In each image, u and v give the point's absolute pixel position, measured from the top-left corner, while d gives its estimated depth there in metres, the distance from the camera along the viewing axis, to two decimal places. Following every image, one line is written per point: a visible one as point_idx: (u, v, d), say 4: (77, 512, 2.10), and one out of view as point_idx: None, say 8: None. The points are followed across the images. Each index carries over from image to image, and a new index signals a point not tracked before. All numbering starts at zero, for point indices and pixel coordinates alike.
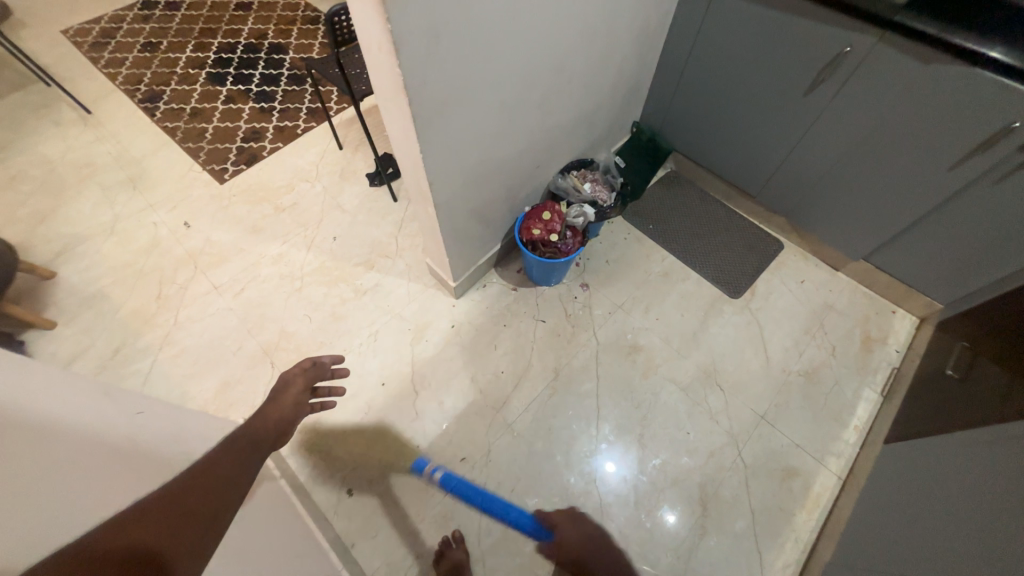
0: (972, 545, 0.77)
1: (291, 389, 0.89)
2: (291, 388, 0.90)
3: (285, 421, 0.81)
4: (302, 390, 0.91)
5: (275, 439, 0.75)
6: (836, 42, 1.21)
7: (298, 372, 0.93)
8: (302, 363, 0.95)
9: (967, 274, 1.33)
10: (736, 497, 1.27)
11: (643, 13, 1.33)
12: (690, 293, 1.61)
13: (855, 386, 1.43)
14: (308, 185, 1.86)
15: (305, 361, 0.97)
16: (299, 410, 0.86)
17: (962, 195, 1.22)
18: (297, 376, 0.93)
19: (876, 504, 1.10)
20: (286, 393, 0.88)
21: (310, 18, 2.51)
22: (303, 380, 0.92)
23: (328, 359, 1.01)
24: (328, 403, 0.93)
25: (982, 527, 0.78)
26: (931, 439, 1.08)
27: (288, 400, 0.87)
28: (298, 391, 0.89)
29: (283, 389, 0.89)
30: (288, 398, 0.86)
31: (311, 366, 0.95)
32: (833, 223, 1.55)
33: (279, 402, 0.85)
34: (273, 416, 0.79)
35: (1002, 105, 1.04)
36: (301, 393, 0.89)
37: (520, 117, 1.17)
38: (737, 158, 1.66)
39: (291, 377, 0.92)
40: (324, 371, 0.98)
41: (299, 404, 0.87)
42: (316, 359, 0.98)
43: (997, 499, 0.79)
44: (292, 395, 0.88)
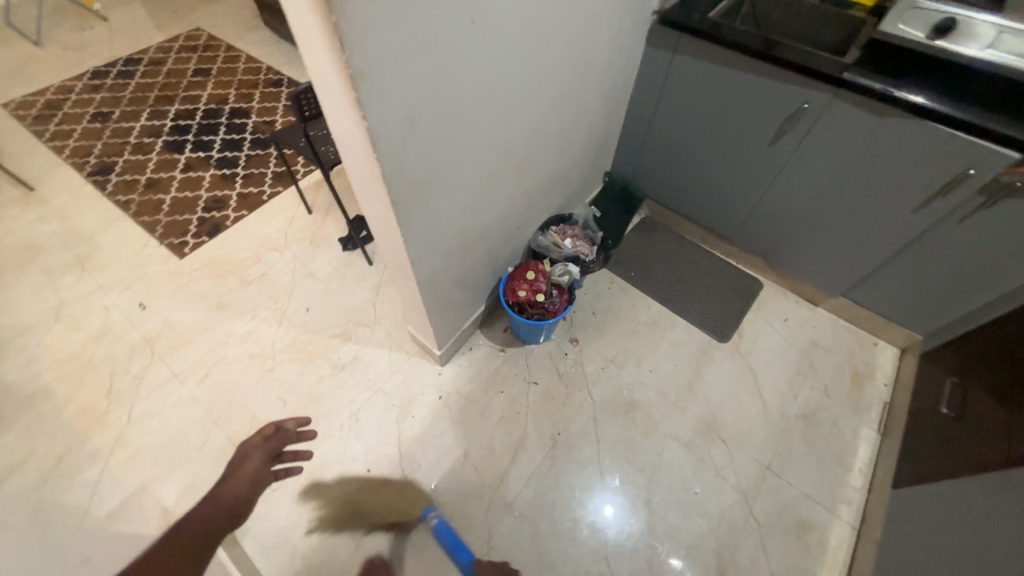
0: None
1: (251, 461, 0.93)
2: (250, 459, 0.93)
3: (239, 500, 0.84)
4: (262, 461, 0.94)
5: (230, 526, 0.78)
6: (794, 99, 1.28)
7: (257, 443, 0.96)
8: (264, 431, 0.98)
9: (942, 306, 1.38)
10: (755, 561, 1.20)
11: (609, 76, 1.37)
12: (679, 340, 1.59)
13: (852, 425, 1.42)
14: (276, 254, 1.77)
15: (268, 428, 1.00)
16: (256, 484, 0.89)
17: (929, 234, 1.27)
18: (256, 447, 0.96)
19: (897, 557, 1.06)
20: (243, 467, 0.91)
21: (272, 81, 2.49)
22: (263, 450, 0.95)
23: (294, 422, 1.02)
24: (295, 467, 0.95)
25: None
26: (939, 483, 1.06)
27: (246, 473, 0.90)
28: (258, 463, 0.93)
29: (242, 460, 0.93)
30: (245, 473, 0.90)
31: (273, 434, 0.98)
32: (808, 262, 1.59)
33: (237, 477, 0.89)
34: (227, 495, 0.83)
35: (958, 153, 1.10)
36: (260, 464, 0.93)
37: (499, 184, 1.16)
38: (709, 204, 1.70)
39: (249, 450, 0.95)
40: (288, 436, 1.00)
41: (257, 479, 0.90)
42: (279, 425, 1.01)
43: (1013, 553, 0.77)
44: (249, 468, 0.91)
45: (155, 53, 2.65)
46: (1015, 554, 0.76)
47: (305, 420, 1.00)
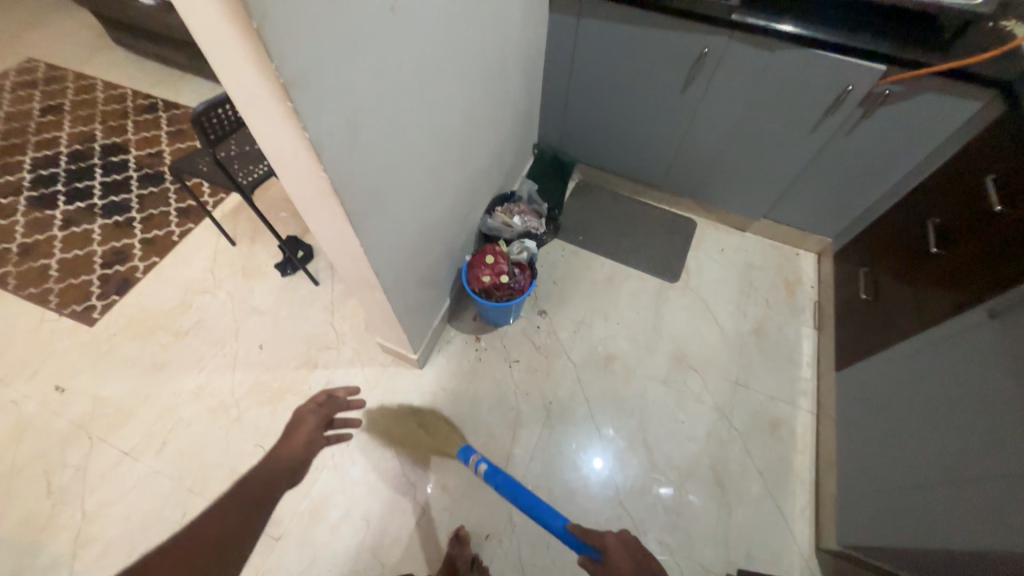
0: (959, 446, 0.91)
1: (307, 422, 1.02)
2: (306, 422, 1.02)
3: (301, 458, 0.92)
4: (317, 423, 1.02)
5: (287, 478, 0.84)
6: (695, 45, 1.36)
7: (313, 407, 1.06)
8: (319, 397, 1.10)
9: (844, 209, 1.58)
10: (744, 465, 1.35)
11: (524, 48, 1.37)
12: (637, 289, 1.69)
13: (794, 328, 1.61)
14: (208, 296, 1.61)
15: (321, 396, 1.11)
16: (311, 445, 0.95)
17: (825, 148, 1.44)
18: (310, 410, 1.06)
19: (854, 427, 1.25)
20: (297, 432, 0.98)
21: (144, 106, 2.19)
22: (316, 414, 1.05)
23: (341, 392, 1.14)
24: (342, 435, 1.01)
25: (959, 429, 0.91)
26: (874, 357, 1.25)
27: (303, 434, 0.98)
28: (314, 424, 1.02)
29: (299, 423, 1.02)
30: (303, 433, 0.98)
31: (327, 400, 1.10)
32: (729, 195, 1.74)
33: (296, 436, 0.97)
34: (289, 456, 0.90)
35: (840, 73, 1.25)
36: (313, 429, 1.00)
37: (443, 174, 1.13)
38: (636, 158, 1.79)
39: (305, 413, 1.05)
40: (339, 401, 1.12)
41: (314, 437, 0.98)
42: (331, 393, 1.12)
43: (961, 401, 0.93)
44: (302, 433, 0.98)
45: None
46: (964, 401, 0.92)
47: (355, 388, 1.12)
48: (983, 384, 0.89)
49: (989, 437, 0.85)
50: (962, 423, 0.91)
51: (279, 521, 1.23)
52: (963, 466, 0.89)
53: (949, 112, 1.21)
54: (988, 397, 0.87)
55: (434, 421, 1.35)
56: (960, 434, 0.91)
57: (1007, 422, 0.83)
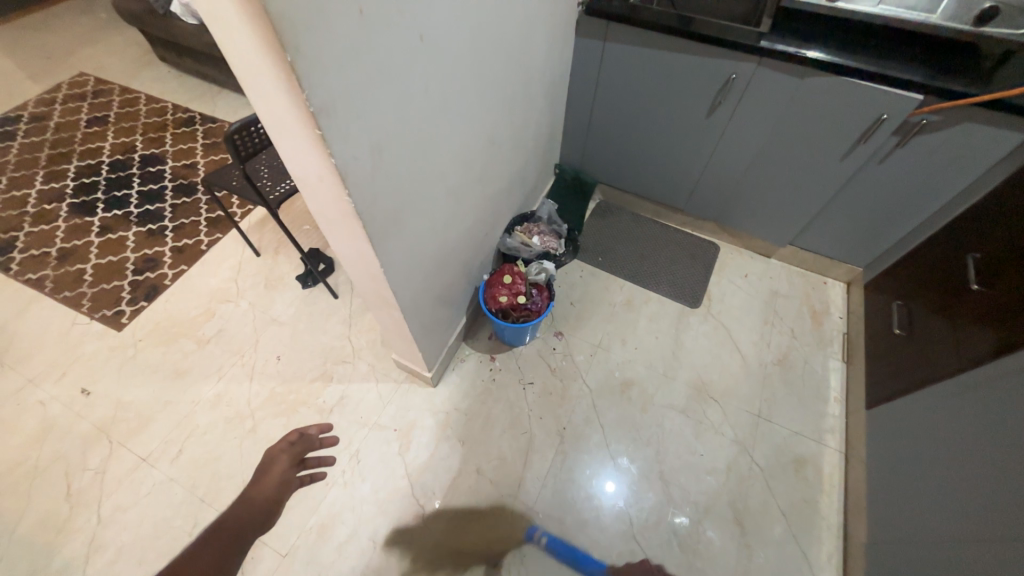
0: (1002, 502, 0.84)
1: (277, 466, 0.86)
2: (276, 464, 0.86)
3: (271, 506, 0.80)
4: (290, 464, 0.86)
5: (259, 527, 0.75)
6: (722, 71, 1.35)
7: (283, 447, 0.88)
8: (290, 435, 0.90)
9: (875, 239, 1.53)
10: (766, 504, 1.29)
11: (549, 72, 1.39)
12: (656, 313, 1.65)
13: (821, 360, 1.55)
14: (230, 305, 1.64)
15: (292, 433, 0.91)
16: (283, 492, 0.82)
17: (857, 177, 1.40)
18: (281, 451, 0.88)
19: (885, 469, 1.18)
20: (269, 472, 0.84)
21: (183, 120, 2.29)
22: (289, 454, 0.88)
23: (316, 428, 0.94)
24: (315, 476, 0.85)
25: (1005, 481, 0.85)
26: (907, 397, 1.19)
27: (273, 478, 0.84)
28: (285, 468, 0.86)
29: (268, 466, 0.86)
30: (271, 479, 0.83)
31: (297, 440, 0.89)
32: (755, 221, 1.70)
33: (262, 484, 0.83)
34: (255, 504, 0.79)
35: (873, 102, 1.22)
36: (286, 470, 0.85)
37: (464, 195, 1.14)
38: (659, 180, 1.77)
39: (275, 453, 0.88)
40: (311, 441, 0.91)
41: (288, 484, 0.84)
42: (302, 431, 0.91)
43: (1004, 453, 0.87)
44: (275, 473, 0.85)
45: (35, 108, 2.35)
46: (1008, 452, 0.86)
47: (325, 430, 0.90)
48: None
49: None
50: (1006, 475, 0.85)
51: (286, 537, 1.23)
52: (1008, 523, 0.82)
53: (989, 144, 1.17)
54: None
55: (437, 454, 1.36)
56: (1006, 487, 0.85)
57: None
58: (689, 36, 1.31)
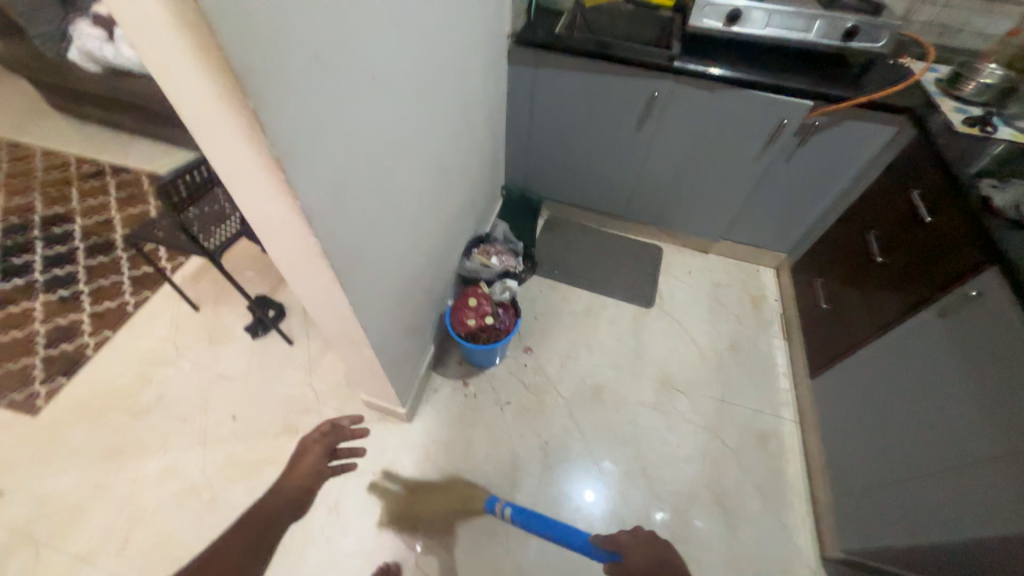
0: (935, 442, 0.96)
1: None
2: None
3: None
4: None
5: None
6: (646, 90, 1.48)
7: None
8: None
9: (792, 227, 1.72)
10: (742, 482, 1.37)
11: (488, 100, 1.44)
12: (615, 317, 1.73)
13: (765, 340, 1.69)
14: (169, 367, 1.50)
15: None
16: None
17: (769, 174, 1.58)
18: None
19: (835, 430, 1.31)
20: None
21: (90, 172, 2.09)
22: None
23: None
24: None
25: (934, 423, 0.97)
26: (842, 362, 1.33)
27: None
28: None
29: None
30: None
31: None
32: (691, 221, 1.85)
33: None
34: None
35: (774, 109, 1.39)
36: None
37: (422, 224, 1.15)
38: (600, 192, 1.88)
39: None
40: None
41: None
42: None
43: (930, 399, 1.00)
44: None
45: None
46: (931, 397, 0.99)
47: None
48: (944, 379, 0.97)
49: (958, 429, 0.92)
50: (931, 416, 0.98)
51: None
52: (942, 459, 0.94)
53: (869, 137, 1.37)
54: (952, 391, 0.95)
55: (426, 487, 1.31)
56: (934, 427, 0.98)
57: (974, 414, 0.90)
58: (611, 60, 1.43)
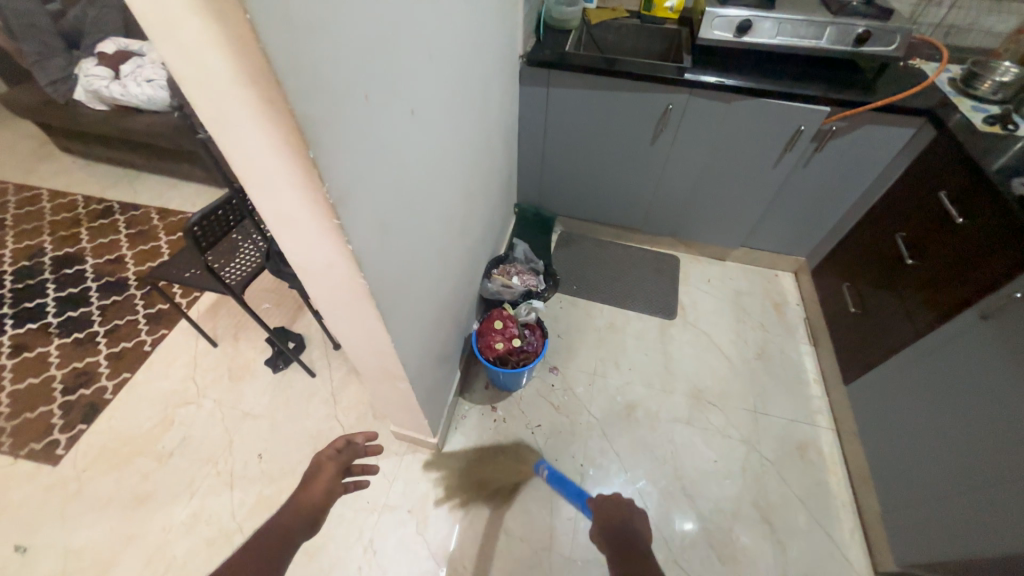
0: (993, 449, 0.94)
1: (323, 471, 0.84)
2: (323, 470, 0.84)
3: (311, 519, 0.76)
4: (337, 472, 0.84)
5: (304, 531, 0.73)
6: (659, 103, 1.48)
7: (330, 453, 0.87)
8: (337, 442, 0.89)
9: (812, 231, 1.71)
10: (785, 496, 1.34)
11: (503, 121, 1.44)
12: (639, 331, 1.71)
13: (793, 347, 1.67)
14: (191, 407, 1.46)
15: (340, 440, 0.91)
16: (328, 498, 0.80)
17: (787, 180, 1.58)
18: (329, 457, 0.87)
19: (877, 438, 1.28)
20: (316, 478, 0.82)
21: (99, 211, 2.08)
22: (336, 461, 0.86)
23: (362, 435, 0.93)
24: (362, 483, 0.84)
25: (991, 429, 0.95)
26: (879, 368, 1.31)
27: (319, 484, 0.81)
28: (330, 477, 0.83)
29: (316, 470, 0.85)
30: (317, 484, 0.81)
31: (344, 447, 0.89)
32: (708, 230, 1.84)
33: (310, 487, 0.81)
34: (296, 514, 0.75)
35: (791, 116, 1.39)
36: (332, 478, 0.83)
37: (450, 251, 1.13)
38: (614, 205, 1.87)
39: (321, 461, 0.86)
40: (358, 449, 0.90)
41: (336, 491, 0.82)
42: (350, 439, 0.91)
43: (983, 405, 0.97)
44: (321, 481, 0.82)
45: None
46: (984, 403, 0.97)
47: (374, 436, 0.89)
48: (997, 384, 0.95)
49: (1018, 435, 0.89)
50: (986, 423, 0.96)
51: None
52: (1003, 467, 0.91)
53: (888, 140, 1.37)
54: (1007, 395, 0.92)
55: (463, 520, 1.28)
56: (990, 434, 0.95)
57: None
58: (624, 76, 1.43)
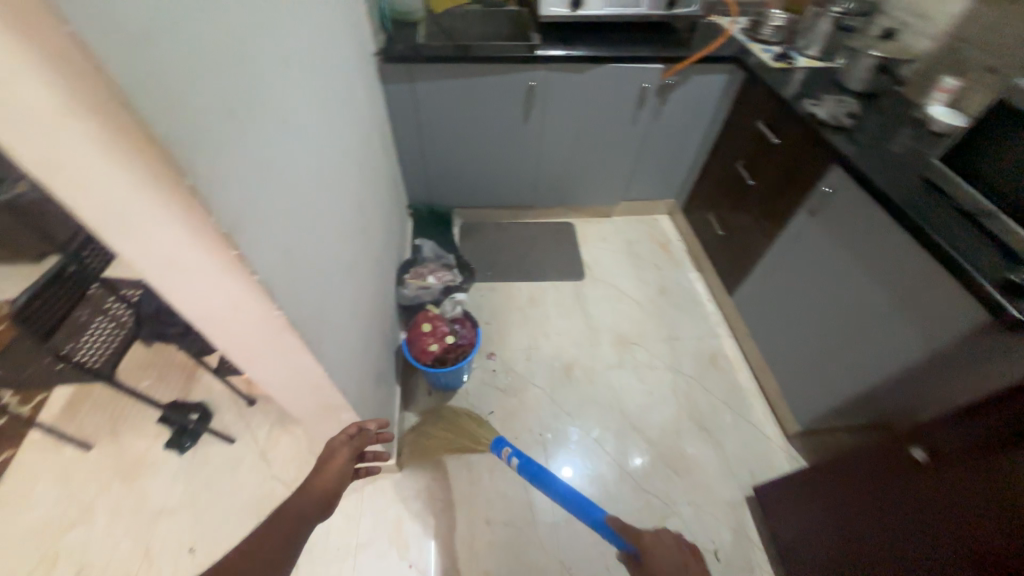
0: (839, 312, 1.20)
1: (337, 457, 0.80)
2: (337, 455, 0.80)
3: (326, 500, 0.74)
4: (351, 456, 0.81)
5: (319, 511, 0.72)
6: (523, 82, 1.55)
7: (344, 439, 0.83)
8: (350, 428, 0.85)
9: (674, 174, 1.96)
10: (709, 401, 1.55)
11: (376, 123, 1.38)
12: (558, 298, 1.81)
13: (684, 277, 1.92)
14: (79, 530, 1.19)
15: (351, 425, 0.87)
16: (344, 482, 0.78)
17: (645, 134, 1.78)
18: (342, 442, 0.83)
19: (762, 330, 1.54)
20: (330, 463, 0.79)
21: None
22: (349, 447, 0.83)
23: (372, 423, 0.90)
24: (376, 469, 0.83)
25: (835, 297, 1.21)
26: (750, 274, 1.57)
27: (333, 469, 0.78)
28: (346, 459, 0.80)
29: (327, 457, 0.80)
30: (332, 469, 0.78)
31: (357, 432, 0.85)
32: (592, 192, 2.00)
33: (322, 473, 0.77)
34: (311, 495, 0.73)
35: (636, 77, 1.56)
36: (346, 461, 0.80)
37: (358, 264, 1.07)
38: (505, 187, 1.93)
39: (335, 445, 0.82)
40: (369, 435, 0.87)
41: (348, 475, 0.80)
42: (361, 425, 0.88)
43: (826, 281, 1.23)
44: (336, 465, 0.79)
45: None
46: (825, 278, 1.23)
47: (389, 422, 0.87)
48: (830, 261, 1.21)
49: (851, 295, 1.16)
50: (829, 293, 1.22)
51: None
52: (848, 323, 1.18)
53: (712, 85, 1.62)
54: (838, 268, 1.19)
55: (444, 528, 1.25)
56: (834, 300, 1.22)
57: (859, 280, 1.13)
58: (484, 60, 1.46)
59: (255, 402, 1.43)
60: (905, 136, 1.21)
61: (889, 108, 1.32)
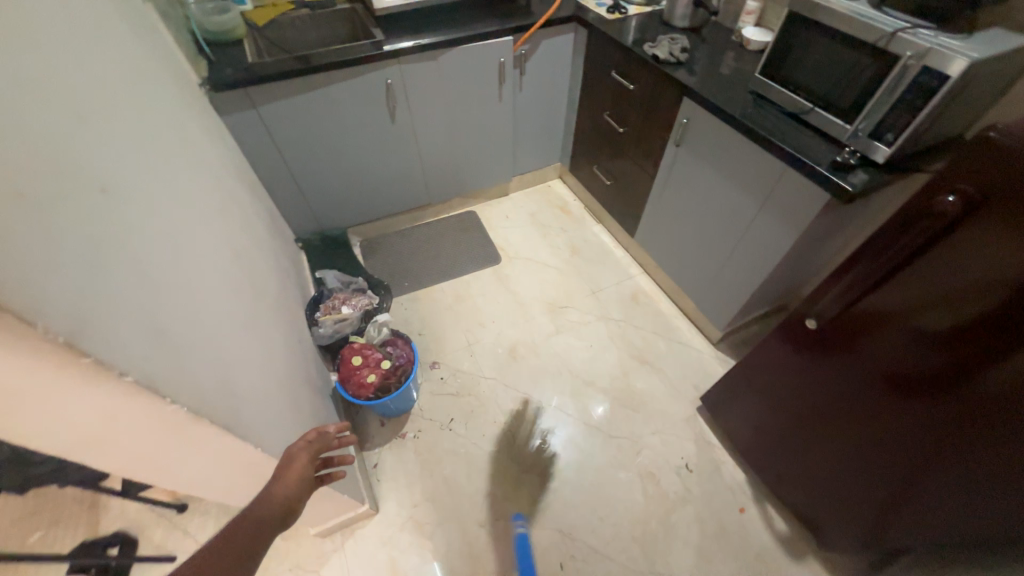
0: (723, 224, 1.35)
1: (298, 461, 0.78)
2: (299, 459, 0.78)
3: (290, 506, 0.71)
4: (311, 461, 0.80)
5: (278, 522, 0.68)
6: (378, 81, 1.47)
7: (303, 444, 0.82)
8: (308, 434, 0.84)
9: (552, 139, 2.03)
10: (643, 336, 1.67)
11: (227, 160, 1.23)
12: (482, 287, 1.80)
13: (589, 231, 2.02)
14: None
15: (308, 432, 0.86)
16: (307, 488, 0.76)
17: (515, 107, 1.80)
18: (301, 447, 0.81)
19: (667, 260, 1.68)
20: (293, 468, 0.76)
21: None
22: (310, 451, 0.81)
23: (333, 428, 0.91)
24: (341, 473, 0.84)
25: (717, 213, 1.35)
26: (643, 213, 1.70)
27: (295, 475, 0.76)
28: (306, 466, 0.78)
29: (286, 464, 0.77)
30: (295, 473, 0.76)
31: (317, 437, 0.84)
32: (482, 175, 2.00)
33: (283, 479, 0.74)
34: (271, 502, 0.69)
35: (490, 53, 1.56)
36: (308, 466, 0.79)
37: (257, 319, 0.96)
38: (395, 193, 1.85)
39: (295, 449, 0.80)
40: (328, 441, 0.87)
41: (309, 481, 0.78)
42: (322, 431, 0.87)
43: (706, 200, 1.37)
44: (298, 470, 0.76)
45: None
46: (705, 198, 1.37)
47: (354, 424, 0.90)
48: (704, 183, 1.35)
49: (728, 208, 1.30)
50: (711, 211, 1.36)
51: None
52: (731, 232, 1.32)
53: (562, 47, 1.68)
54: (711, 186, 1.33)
55: (438, 549, 1.22)
56: (716, 215, 1.36)
57: (731, 193, 1.27)
58: (329, 68, 1.36)
59: (187, 505, 1.25)
60: (731, 59, 1.37)
61: (713, 37, 1.48)
